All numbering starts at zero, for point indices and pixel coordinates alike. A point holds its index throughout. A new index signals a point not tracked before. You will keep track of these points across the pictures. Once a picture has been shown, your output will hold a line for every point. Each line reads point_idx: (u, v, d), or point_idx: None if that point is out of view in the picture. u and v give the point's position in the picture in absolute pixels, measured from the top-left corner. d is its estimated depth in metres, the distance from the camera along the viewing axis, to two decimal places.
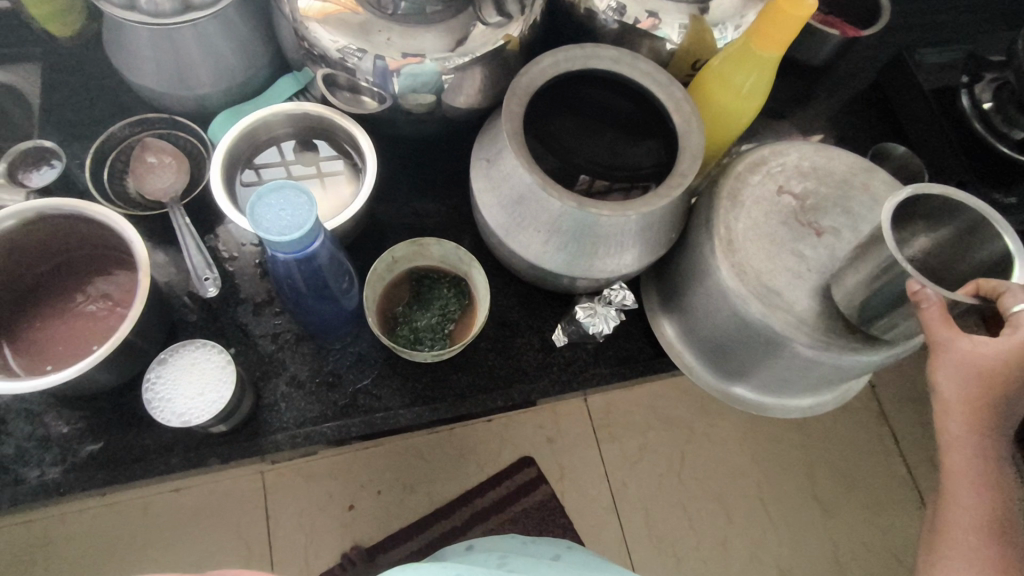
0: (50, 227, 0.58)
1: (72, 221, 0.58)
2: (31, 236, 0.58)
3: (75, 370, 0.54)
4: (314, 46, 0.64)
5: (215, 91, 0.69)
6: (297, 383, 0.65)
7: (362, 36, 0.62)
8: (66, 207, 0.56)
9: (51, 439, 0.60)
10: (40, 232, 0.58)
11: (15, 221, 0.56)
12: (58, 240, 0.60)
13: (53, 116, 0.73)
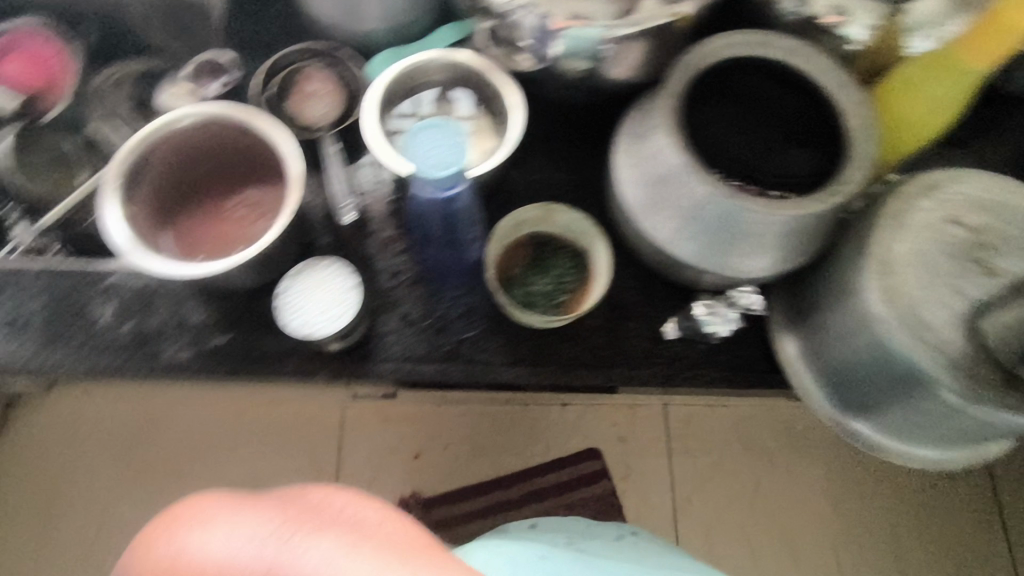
0: (219, 130, 0.62)
1: (238, 129, 0.62)
2: (202, 135, 0.62)
3: (226, 265, 0.59)
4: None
5: (380, 28, 0.71)
6: (408, 321, 0.67)
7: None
8: (236, 115, 0.60)
9: (188, 325, 0.65)
10: (213, 134, 0.64)
11: (191, 119, 0.60)
12: (222, 144, 0.64)
13: (233, 33, 0.78)
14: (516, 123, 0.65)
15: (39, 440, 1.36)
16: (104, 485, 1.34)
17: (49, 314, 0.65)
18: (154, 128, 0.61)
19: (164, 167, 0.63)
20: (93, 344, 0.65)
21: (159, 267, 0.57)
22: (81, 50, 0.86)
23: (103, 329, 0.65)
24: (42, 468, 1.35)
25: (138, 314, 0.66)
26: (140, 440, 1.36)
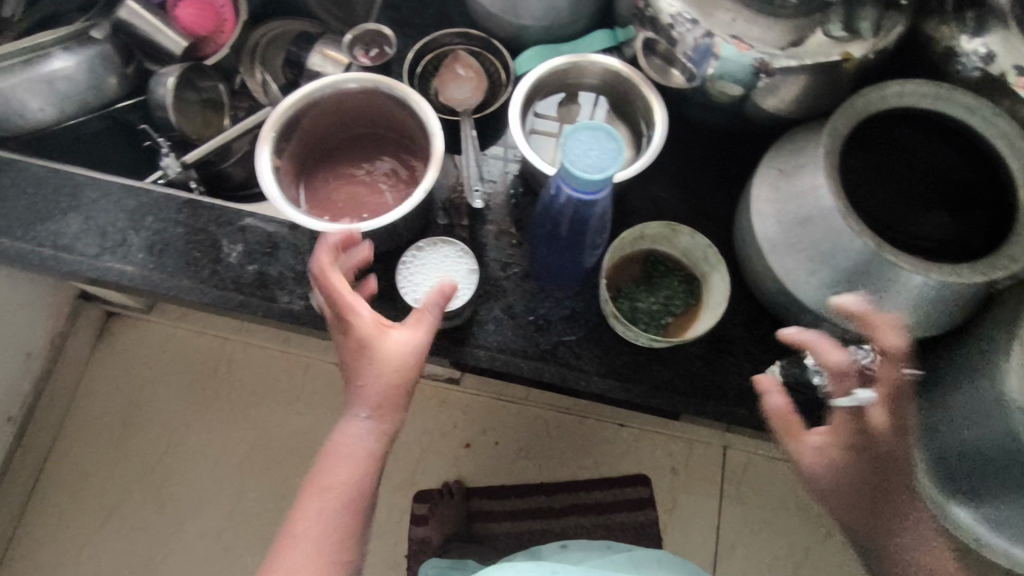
0: (375, 100, 0.65)
1: (392, 102, 0.65)
2: (358, 101, 0.66)
3: (358, 228, 0.61)
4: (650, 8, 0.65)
5: (535, 25, 0.73)
6: (510, 313, 0.68)
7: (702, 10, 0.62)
8: (396, 89, 0.63)
9: (306, 276, 0.68)
10: (363, 102, 0.66)
11: (355, 85, 0.63)
12: (373, 113, 0.68)
13: (392, 10, 0.82)
14: (656, 134, 0.64)
15: (128, 356, 1.46)
16: (177, 409, 1.43)
17: (185, 243, 0.70)
18: (311, 88, 0.63)
19: (312, 127, 0.66)
20: (217, 278, 0.68)
21: (300, 220, 0.60)
22: (244, 6, 0.92)
23: (229, 267, 0.69)
24: (126, 382, 1.44)
25: (262, 258, 0.69)
26: (217, 374, 1.44)
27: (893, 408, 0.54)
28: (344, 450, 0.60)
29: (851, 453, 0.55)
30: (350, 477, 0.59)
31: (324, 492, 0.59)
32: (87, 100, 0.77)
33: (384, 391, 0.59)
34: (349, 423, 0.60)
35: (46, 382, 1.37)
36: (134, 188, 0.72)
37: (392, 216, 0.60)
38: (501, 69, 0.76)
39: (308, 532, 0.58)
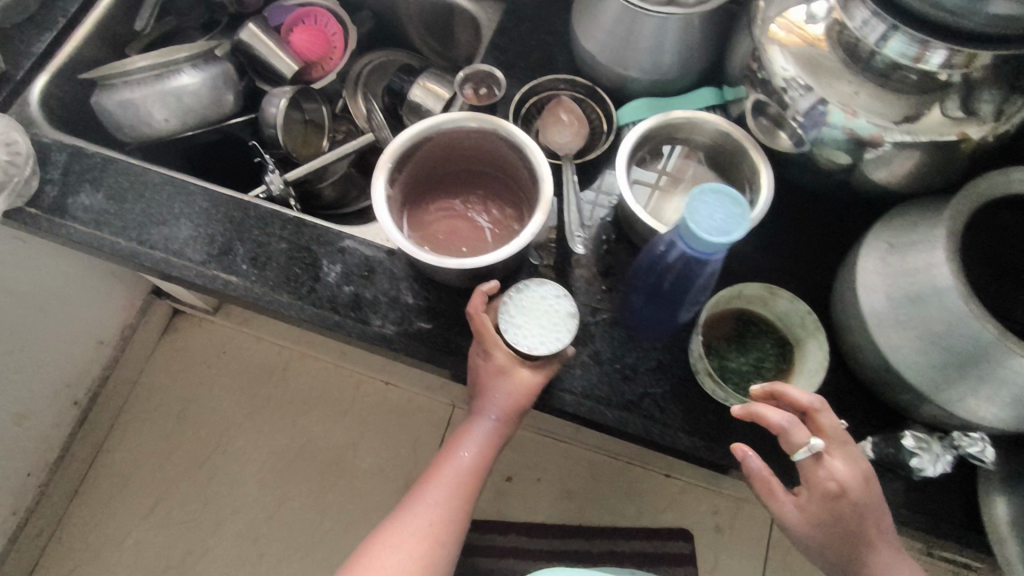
0: (491, 142, 0.67)
1: (507, 147, 0.67)
2: (475, 141, 0.67)
3: (461, 266, 0.62)
4: (763, 71, 0.66)
5: (641, 78, 0.75)
6: (596, 359, 0.68)
7: (816, 77, 0.63)
8: (517, 135, 0.64)
9: (400, 303, 0.70)
10: (479, 142, 0.68)
11: (477, 127, 0.65)
12: (484, 153, 0.70)
13: (499, 51, 0.85)
14: (761, 199, 0.63)
15: (189, 354, 1.51)
16: (229, 411, 1.46)
17: (286, 259, 0.72)
18: (428, 123, 0.65)
19: (422, 161, 0.68)
20: (315, 296, 0.71)
21: (411, 253, 0.62)
22: (354, 36, 0.96)
23: (327, 286, 0.71)
24: (184, 379, 1.49)
25: (359, 281, 0.71)
26: (270, 380, 1.47)
27: (846, 456, 0.57)
28: (468, 450, 0.68)
29: (822, 510, 0.57)
30: (468, 475, 0.67)
31: (444, 479, 0.67)
32: (195, 116, 0.80)
33: (514, 413, 0.66)
34: (477, 428, 0.68)
35: (111, 372, 1.42)
36: (244, 202, 0.75)
37: (501, 256, 0.61)
38: (602, 117, 0.78)
39: (422, 514, 0.65)
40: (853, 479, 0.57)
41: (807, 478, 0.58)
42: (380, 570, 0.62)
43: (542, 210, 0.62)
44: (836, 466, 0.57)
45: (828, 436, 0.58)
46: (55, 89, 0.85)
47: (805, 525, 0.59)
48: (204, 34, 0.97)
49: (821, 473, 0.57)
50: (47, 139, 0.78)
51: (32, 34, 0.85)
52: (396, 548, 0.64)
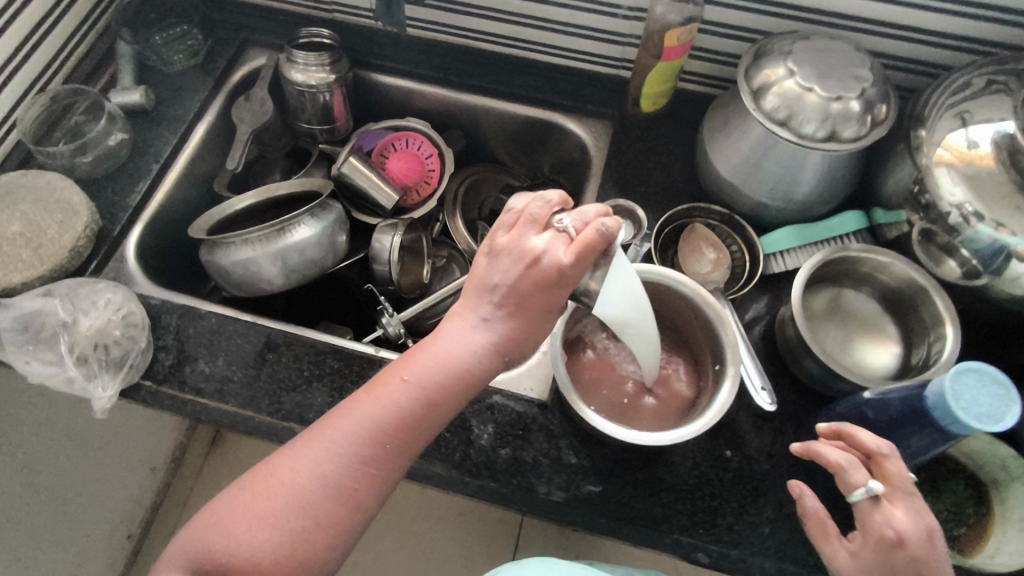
0: (676, 301, 0.65)
1: (691, 311, 0.64)
2: (660, 295, 0.65)
3: (645, 437, 0.57)
4: (929, 198, 0.65)
5: (783, 206, 0.73)
6: (784, 514, 0.63)
7: (987, 202, 0.62)
8: (710, 309, 0.61)
9: (562, 464, 0.65)
10: (664, 296, 0.66)
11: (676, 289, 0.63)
12: (661, 305, 0.67)
13: (616, 173, 0.82)
14: (946, 348, 0.59)
15: (242, 470, 1.38)
16: None
17: None
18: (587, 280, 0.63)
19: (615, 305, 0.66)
20: (469, 463, 0.65)
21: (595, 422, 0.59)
22: (450, 160, 0.92)
23: (480, 450, 0.65)
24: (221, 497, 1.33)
25: (514, 442, 0.66)
26: None
27: (908, 504, 0.49)
28: (442, 344, 0.52)
29: (874, 562, 0.49)
30: (432, 374, 0.51)
31: (408, 367, 0.52)
32: (321, 265, 0.75)
33: (523, 315, 0.52)
34: (463, 322, 0.54)
35: (162, 498, 1.28)
36: (375, 358, 0.71)
37: (703, 429, 0.57)
38: (742, 245, 0.75)
39: (367, 404, 0.51)
40: (914, 529, 0.48)
41: (864, 526, 0.50)
42: (296, 517, 0.49)
43: (732, 369, 0.59)
44: (896, 514, 0.49)
45: (894, 483, 0.50)
46: (150, 239, 0.80)
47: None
48: (291, 162, 0.94)
49: (877, 520, 0.49)
50: (154, 298, 0.73)
51: (127, 182, 0.80)
52: (337, 442, 0.50)
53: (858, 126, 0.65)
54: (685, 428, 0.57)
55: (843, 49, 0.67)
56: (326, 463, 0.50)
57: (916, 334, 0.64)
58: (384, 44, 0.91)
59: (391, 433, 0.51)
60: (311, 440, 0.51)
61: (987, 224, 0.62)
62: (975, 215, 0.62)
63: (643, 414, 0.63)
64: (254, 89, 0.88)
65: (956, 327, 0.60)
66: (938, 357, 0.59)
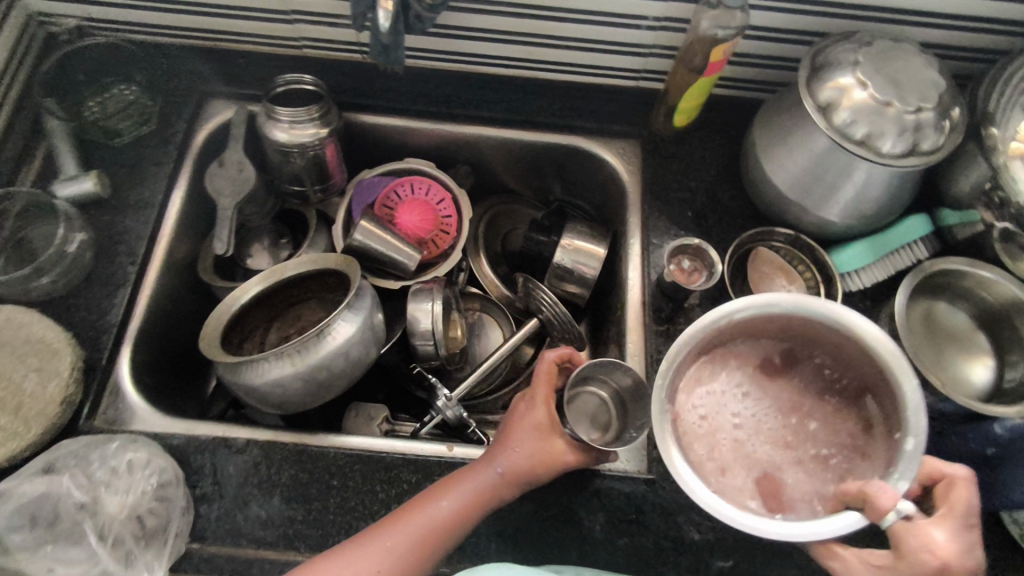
0: (836, 333, 0.57)
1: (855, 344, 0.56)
2: (819, 326, 0.57)
3: (788, 535, 0.49)
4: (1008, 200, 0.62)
5: (855, 223, 0.68)
6: None
7: None
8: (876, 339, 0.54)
9: (686, 543, 0.61)
10: (822, 328, 0.57)
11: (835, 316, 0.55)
12: (821, 342, 0.59)
13: (659, 201, 0.76)
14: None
15: None
16: None
17: (538, 523, 0.61)
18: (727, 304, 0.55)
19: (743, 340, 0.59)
20: (588, 560, 0.60)
21: (726, 517, 0.50)
22: (466, 204, 0.80)
23: (597, 545, 0.61)
24: None
25: (629, 529, 0.61)
26: None
27: (954, 530, 0.48)
28: (479, 479, 0.57)
29: (889, 574, 0.48)
30: (464, 505, 0.56)
31: (448, 497, 0.56)
32: (366, 360, 0.65)
33: (527, 475, 0.57)
34: (486, 468, 0.58)
35: None
36: (450, 456, 0.63)
37: (855, 525, 0.49)
38: (815, 268, 0.71)
39: (419, 524, 0.55)
40: (959, 556, 0.47)
41: (893, 541, 0.49)
42: None
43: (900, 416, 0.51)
44: (937, 536, 0.48)
45: (952, 508, 0.49)
46: (144, 357, 0.67)
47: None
48: (283, 228, 0.81)
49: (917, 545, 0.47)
50: (175, 435, 0.62)
51: (103, 294, 0.67)
52: (386, 552, 0.53)
53: (937, 136, 0.60)
54: (838, 518, 0.49)
55: (909, 51, 0.62)
56: None
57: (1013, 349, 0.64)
58: (369, 80, 0.79)
59: (433, 552, 0.55)
60: (363, 548, 0.53)
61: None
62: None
63: (788, 486, 0.55)
64: (225, 152, 0.74)
65: None
66: None
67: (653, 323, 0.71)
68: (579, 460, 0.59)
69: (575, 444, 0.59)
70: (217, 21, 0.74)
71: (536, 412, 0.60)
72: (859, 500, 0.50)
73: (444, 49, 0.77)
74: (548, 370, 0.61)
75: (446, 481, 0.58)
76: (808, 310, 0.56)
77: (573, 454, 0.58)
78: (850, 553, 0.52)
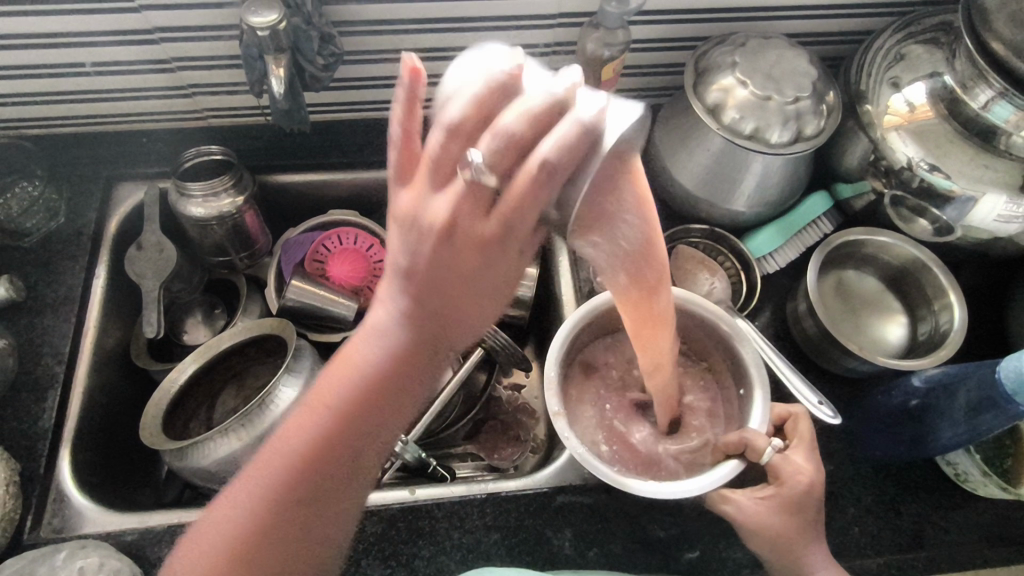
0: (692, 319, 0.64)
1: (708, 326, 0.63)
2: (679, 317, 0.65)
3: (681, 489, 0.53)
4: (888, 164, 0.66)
5: (762, 210, 0.72)
6: (863, 505, 0.64)
7: (937, 156, 0.65)
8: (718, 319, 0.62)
9: (653, 542, 0.62)
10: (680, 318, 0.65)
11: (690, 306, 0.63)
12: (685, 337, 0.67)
13: None
14: (954, 316, 0.64)
15: None
16: None
17: (507, 551, 0.61)
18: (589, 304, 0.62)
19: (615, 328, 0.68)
20: None
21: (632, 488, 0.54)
22: None
23: (567, 560, 0.61)
24: None
25: (597, 538, 0.62)
26: None
27: (806, 454, 0.56)
28: (375, 345, 0.47)
29: (776, 503, 0.54)
30: (366, 375, 0.47)
31: (335, 381, 0.47)
32: None
33: (436, 298, 0.45)
34: (369, 341, 0.47)
35: None
36: (412, 500, 0.63)
37: (730, 475, 0.53)
38: (732, 257, 0.74)
39: (313, 420, 0.46)
40: (815, 473, 0.55)
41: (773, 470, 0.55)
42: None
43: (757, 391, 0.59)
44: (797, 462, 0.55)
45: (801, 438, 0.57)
46: (86, 456, 0.65)
47: (756, 514, 0.54)
48: (214, 300, 0.80)
49: (788, 471, 0.54)
50: (129, 531, 0.60)
51: (32, 400, 0.65)
52: (273, 462, 0.46)
53: (817, 120, 0.65)
54: (718, 471, 0.54)
55: (780, 46, 0.66)
56: (256, 511, 0.45)
57: (921, 307, 0.69)
58: (278, 141, 0.79)
59: (344, 443, 0.46)
60: (254, 470, 0.46)
61: (944, 179, 0.63)
62: (933, 170, 0.64)
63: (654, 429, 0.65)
64: (142, 235, 0.73)
65: (957, 291, 0.65)
66: (952, 322, 0.64)
67: None
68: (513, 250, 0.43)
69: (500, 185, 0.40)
70: (111, 104, 0.73)
71: (410, 228, 0.43)
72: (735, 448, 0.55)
73: (349, 101, 0.78)
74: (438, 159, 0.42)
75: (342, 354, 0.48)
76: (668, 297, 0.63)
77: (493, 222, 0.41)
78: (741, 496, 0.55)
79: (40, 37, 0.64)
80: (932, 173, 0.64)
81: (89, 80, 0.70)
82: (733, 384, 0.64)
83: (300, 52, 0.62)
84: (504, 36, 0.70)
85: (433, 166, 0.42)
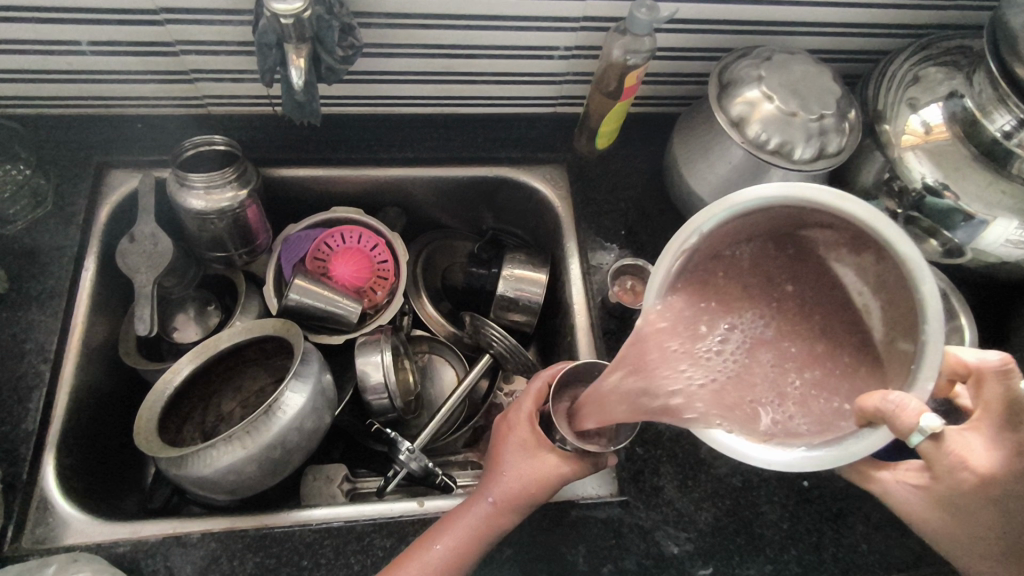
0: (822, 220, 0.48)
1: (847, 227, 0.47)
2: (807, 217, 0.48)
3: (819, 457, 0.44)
4: (903, 183, 0.67)
5: None
6: (873, 523, 0.65)
7: (952, 176, 0.65)
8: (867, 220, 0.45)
9: (667, 559, 0.61)
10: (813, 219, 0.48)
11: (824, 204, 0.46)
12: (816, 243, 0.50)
13: (590, 222, 0.77)
14: (964, 339, 0.65)
15: None
16: None
17: (519, 567, 0.60)
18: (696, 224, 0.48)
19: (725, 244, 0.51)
20: None
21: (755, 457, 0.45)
22: (402, 248, 0.78)
23: None
24: None
25: (610, 554, 0.61)
26: None
27: (991, 435, 0.45)
28: (473, 517, 0.56)
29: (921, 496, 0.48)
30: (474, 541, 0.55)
31: (443, 533, 0.56)
32: (322, 427, 0.63)
33: (518, 500, 0.57)
34: (471, 508, 0.57)
35: None
36: (423, 511, 0.61)
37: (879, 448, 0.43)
38: None
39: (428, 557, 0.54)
40: (999, 463, 0.44)
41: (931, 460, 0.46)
42: None
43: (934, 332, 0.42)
44: (975, 447, 0.45)
45: (986, 408, 0.45)
46: (71, 461, 0.61)
47: (908, 501, 0.49)
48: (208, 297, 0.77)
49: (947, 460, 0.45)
50: (120, 542, 0.57)
51: (14, 401, 0.61)
52: None
53: (840, 138, 0.65)
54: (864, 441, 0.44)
55: (805, 62, 0.66)
56: None
57: None
58: (282, 133, 0.76)
59: None
60: None
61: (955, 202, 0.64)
62: (945, 191, 0.64)
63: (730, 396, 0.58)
64: (135, 227, 0.69)
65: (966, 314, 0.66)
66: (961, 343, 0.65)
67: (604, 344, 0.71)
68: (576, 469, 0.58)
69: (566, 453, 0.58)
70: (106, 86, 0.69)
71: (514, 455, 0.59)
72: (879, 419, 0.43)
73: (360, 94, 0.75)
74: (540, 388, 0.61)
75: (442, 522, 0.57)
76: (784, 199, 0.47)
77: (566, 465, 0.58)
78: (888, 475, 0.50)
79: (34, 12, 0.60)
80: (945, 194, 0.64)
81: (84, 60, 0.65)
82: (898, 310, 0.46)
83: (321, 43, 0.59)
84: (527, 36, 0.69)
85: (524, 452, 0.59)
